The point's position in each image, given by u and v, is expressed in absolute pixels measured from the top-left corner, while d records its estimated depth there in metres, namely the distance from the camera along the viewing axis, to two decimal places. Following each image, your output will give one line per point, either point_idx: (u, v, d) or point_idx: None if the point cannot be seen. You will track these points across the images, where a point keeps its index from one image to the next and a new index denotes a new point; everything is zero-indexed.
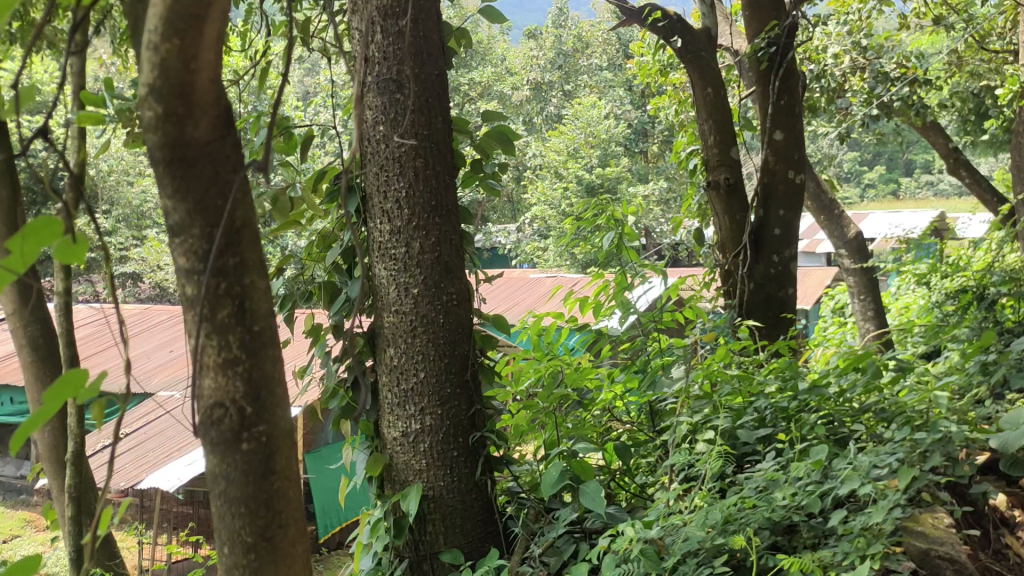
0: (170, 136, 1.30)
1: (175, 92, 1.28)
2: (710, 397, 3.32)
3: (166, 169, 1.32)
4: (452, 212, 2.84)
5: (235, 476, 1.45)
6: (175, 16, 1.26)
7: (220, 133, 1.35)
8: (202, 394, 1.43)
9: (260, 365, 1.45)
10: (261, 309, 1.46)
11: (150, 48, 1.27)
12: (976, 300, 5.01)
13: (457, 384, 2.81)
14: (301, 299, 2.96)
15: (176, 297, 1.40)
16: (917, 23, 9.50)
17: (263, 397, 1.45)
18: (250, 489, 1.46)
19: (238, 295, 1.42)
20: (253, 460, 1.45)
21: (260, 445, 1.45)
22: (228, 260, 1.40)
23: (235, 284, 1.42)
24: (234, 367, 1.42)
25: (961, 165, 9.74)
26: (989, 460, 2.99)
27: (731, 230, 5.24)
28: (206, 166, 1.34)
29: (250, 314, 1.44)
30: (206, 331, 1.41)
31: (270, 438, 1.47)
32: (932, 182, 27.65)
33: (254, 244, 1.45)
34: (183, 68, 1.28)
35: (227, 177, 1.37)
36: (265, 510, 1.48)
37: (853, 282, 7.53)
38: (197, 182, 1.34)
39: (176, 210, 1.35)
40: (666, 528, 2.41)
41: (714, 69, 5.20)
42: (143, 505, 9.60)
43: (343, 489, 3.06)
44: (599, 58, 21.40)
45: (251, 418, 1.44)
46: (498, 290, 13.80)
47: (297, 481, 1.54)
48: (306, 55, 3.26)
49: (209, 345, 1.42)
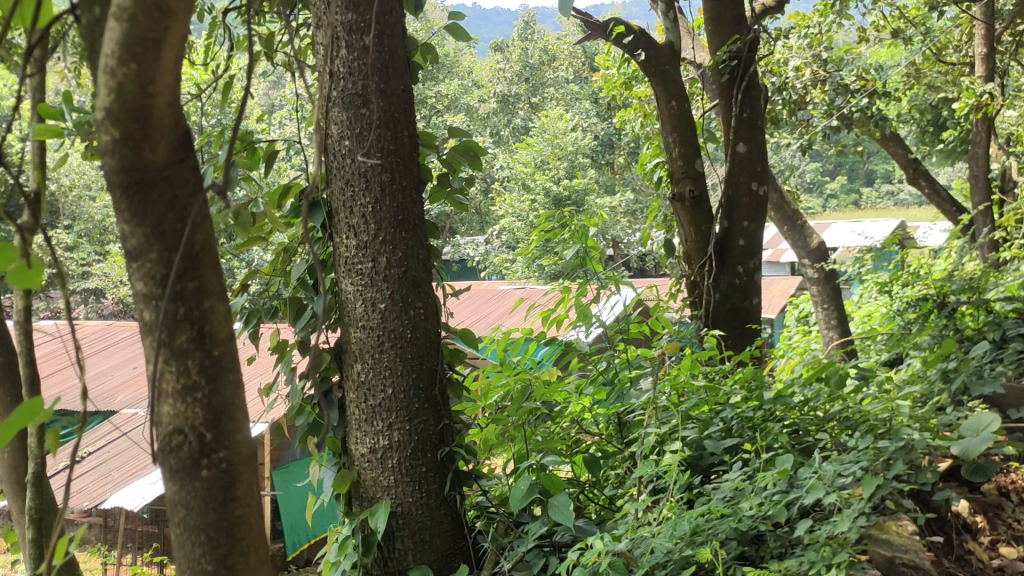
0: (127, 160, 1.28)
1: (132, 115, 1.25)
2: (678, 409, 3.34)
3: (123, 194, 1.30)
4: (419, 227, 2.84)
5: (194, 503, 1.42)
6: (133, 41, 1.22)
7: (178, 156, 1.34)
8: (160, 421, 1.41)
9: (219, 391, 1.43)
10: (221, 333, 1.44)
11: (108, 72, 1.23)
12: (936, 308, 5.10)
13: (425, 400, 2.81)
14: (266, 314, 2.94)
15: (134, 321, 1.39)
16: (876, 37, 9.67)
17: (223, 422, 1.43)
18: (210, 516, 1.43)
19: (197, 319, 1.40)
20: (212, 486, 1.43)
21: (220, 472, 1.43)
22: (187, 284, 1.38)
23: (194, 308, 1.40)
24: (193, 394, 1.40)
25: (920, 175, 9.93)
26: (951, 468, 3.04)
27: (696, 242, 5.30)
28: (164, 190, 1.33)
29: (210, 338, 1.41)
30: (164, 356, 1.39)
31: (230, 464, 1.45)
32: (892, 192, 28.16)
33: (213, 267, 1.43)
34: (140, 92, 1.25)
35: (185, 201, 1.37)
36: (226, 537, 1.45)
37: (816, 291, 7.64)
38: (155, 207, 1.33)
39: (133, 234, 1.33)
40: (634, 540, 2.42)
41: (678, 83, 5.24)
42: (106, 525, 9.44)
43: (310, 507, 3.03)
44: (565, 70, 21.55)
45: (211, 444, 1.41)
46: (467, 302, 13.80)
47: (259, 506, 1.52)
48: (270, 70, 3.24)
49: (167, 371, 1.40)
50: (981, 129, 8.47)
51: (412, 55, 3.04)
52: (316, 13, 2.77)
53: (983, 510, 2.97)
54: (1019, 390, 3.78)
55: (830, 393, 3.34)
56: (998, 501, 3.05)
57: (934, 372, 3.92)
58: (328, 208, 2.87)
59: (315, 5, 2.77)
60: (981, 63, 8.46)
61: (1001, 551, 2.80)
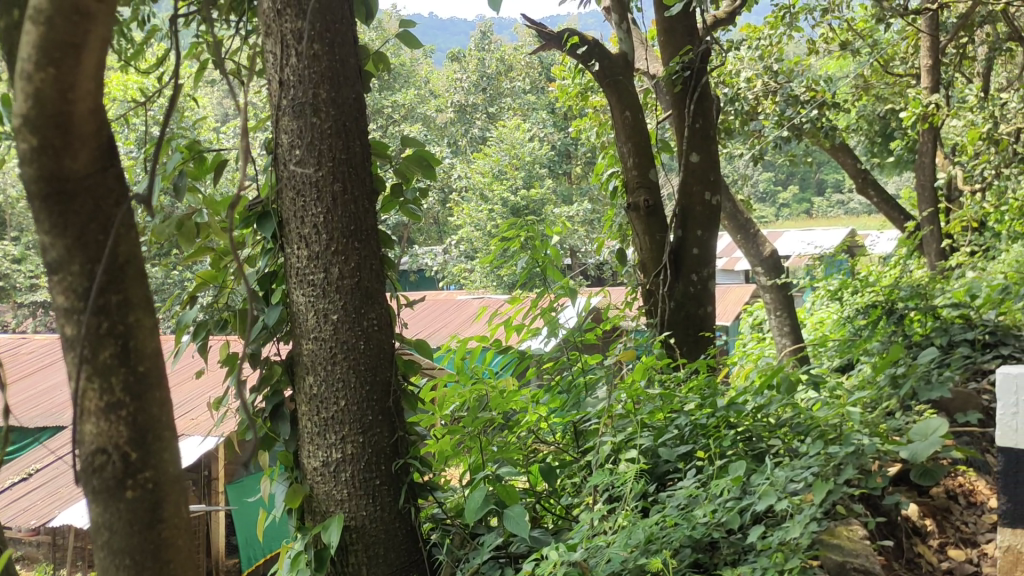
0: (47, 169, 1.38)
1: (51, 125, 1.34)
2: (633, 417, 3.34)
3: (43, 204, 1.42)
4: (372, 236, 2.81)
5: (118, 525, 1.51)
6: (49, 44, 1.29)
7: (100, 167, 1.46)
8: (84, 440, 1.50)
9: (144, 408, 1.53)
10: (146, 349, 1.54)
11: (25, 78, 1.32)
12: (885, 314, 5.16)
13: (379, 412, 2.77)
14: (215, 328, 2.88)
15: (57, 336, 1.50)
16: (825, 48, 9.87)
17: (148, 441, 1.53)
18: (135, 538, 1.51)
19: (121, 334, 1.51)
20: (137, 508, 1.51)
21: (145, 492, 1.52)
22: (110, 297, 1.49)
23: (118, 323, 1.51)
24: (117, 412, 1.50)
25: (870, 184, 10.14)
26: (899, 472, 3.09)
27: (652, 250, 5.33)
28: (87, 200, 1.44)
29: (135, 354, 1.52)
30: (88, 372, 1.49)
31: (156, 484, 1.53)
32: (843, 202, 28.84)
33: (138, 281, 1.54)
34: (58, 98, 1.33)
35: (109, 212, 1.48)
36: (152, 561, 1.53)
37: (769, 299, 7.73)
38: (77, 218, 1.44)
39: (55, 246, 1.46)
40: (589, 550, 2.41)
41: (632, 93, 5.29)
42: (54, 544, 9.19)
43: (261, 523, 2.98)
44: (522, 81, 21.64)
45: (135, 464, 1.51)
46: (424, 312, 13.74)
47: (185, 528, 1.60)
48: (218, 78, 3.21)
49: (91, 389, 1.49)
50: (927, 139, 8.64)
51: (364, 64, 3.02)
52: (266, 20, 2.73)
53: (931, 514, 3.03)
54: (964, 394, 3.88)
55: (783, 401, 3.37)
56: (945, 504, 3.12)
57: (883, 378, 3.99)
58: (278, 218, 2.83)
59: (264, 12, 2.73)
60: (927, 74, 8.69)
61: (949, 553, 2.86)
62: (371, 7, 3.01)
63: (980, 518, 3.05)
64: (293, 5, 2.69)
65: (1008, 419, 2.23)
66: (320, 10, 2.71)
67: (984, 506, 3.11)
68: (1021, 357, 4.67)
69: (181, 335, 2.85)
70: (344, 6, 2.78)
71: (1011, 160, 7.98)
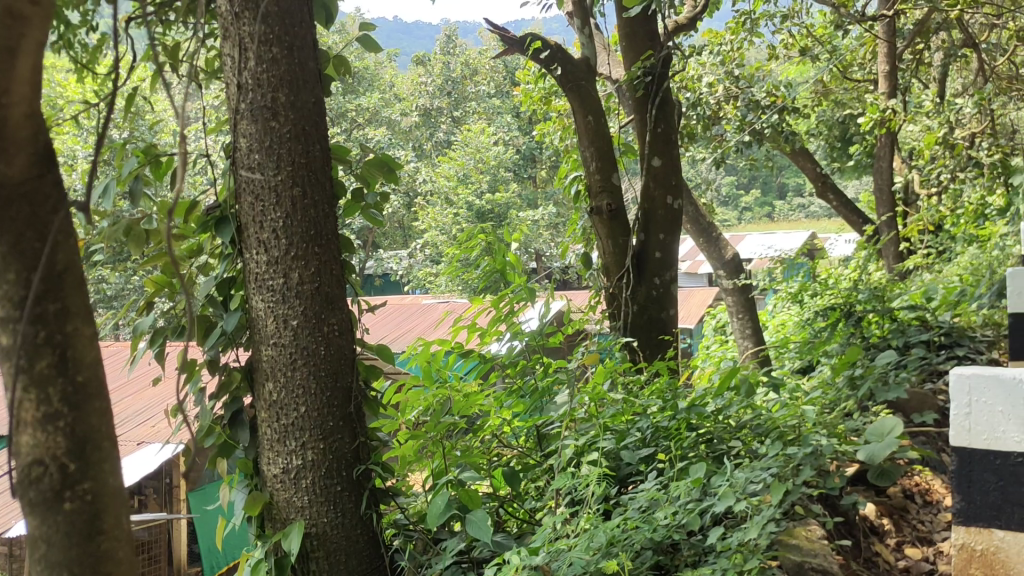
0: None
1: None
2: (595, 420, 3.35)
3: None
4: (332, 241, 2.79)
5: (56, 542, 1.40)
6: None
7: (35, 166, 1.37)
8: (20, 453, 1.40)
9: (85, 419, 1.43)
10: (86, 357, 1.44)
11: None
12: (844, 316, 5.07)
13: (340, 418, 2.75)
14: (171, 334, 2.83)
15: None
16: (785, 54, 10.01)
17: (87, 453, 1.43)
18: (72, 555, 1.40)
19: (60, 341, 1.41)
20: (76, 523, 1.41)
21: (84, 506, 1.41)
22: (48, 303, 1.39)
23: (56, 329, 1.40)
24: (54, 423, 1.40)
25: (829, 188, 10.29)
26: (856, 472, 3.14)
27: (615, 254, 5.35)
28: (19, 199, 1.36)
29: (73, 362, 1.42)
30: (24, 382, 1.39)
31: (96, 498, 1.43)
32: (804, 206, 29.22)
33: (77, 286, 1.44)
34: None
35: (45, 213, 1.39)
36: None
37: (731, 302, 7.85)
38: (9, 216, 1.35)
39: None
40: (551, 554, 2.41)
41: (594, 98, 5.31)
42: (10, 554, 9.01)
43: (220, 531, 2.93)
44: (487, 85, 21.65)
45: (74, 477, 1.40)
46: (389, 316, 13.69)
47: (130, 546, 1.49)
48: (174, 81, 3.16)
49: (27, 400, 1.39)
50: (884, 143, 8.94)
51: (323, 68, 3.00)
52: (223, 23, 2.70)
53: (888, 513, 3.08)
54: (920, 395, 3.95)
55: (742, 403, 3.40)
56: (902, 503, 3.16)
57: (841, 380, 4.05)
58: (236, 223, 2.80)
59: (222, 15, 2.71)
60: (884, 79, 8.82)
61: (906, 552, 2.90)
62: (330, 11, 2.98)
63: (936, 517, 3.10)
64: (251, 9, 2.67)
65: None
66: (278, 13, 2.69)
67: (939, 505, 3.17)
68: (974, 358, 4.77)
69: (138, 342, 2.80)
70: (303, 9, 2.76)
71: (966, 165, 8.37)
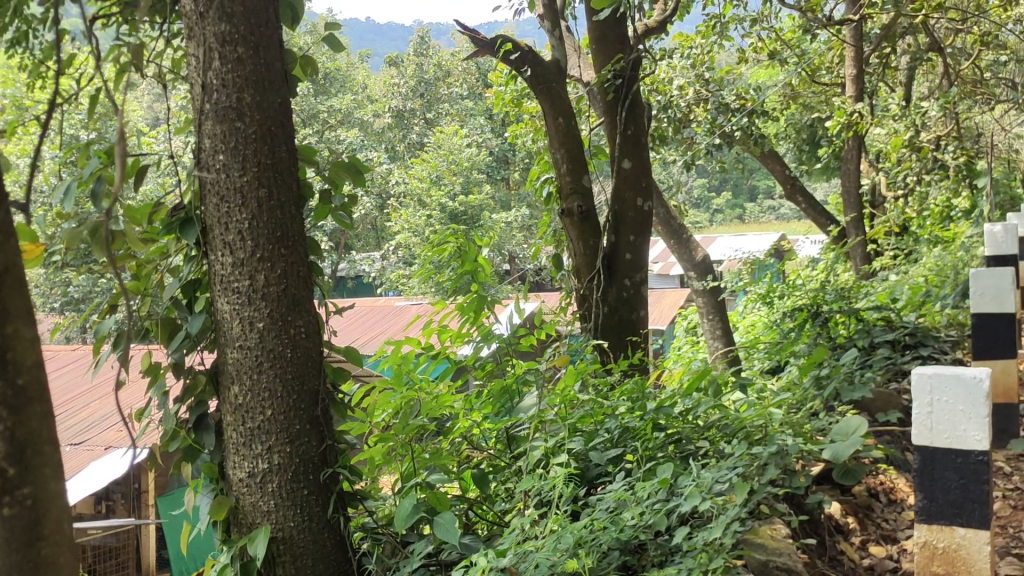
0: None
1: None
2: (564, 421, 3.36)
3: None
4: (299, 243, 2.77)
5: None
6: None
7: None
8: None
9: (25, 420, 1.33)
10: (28, 354, 1.34)
11: None
12: (811, 317, 5.18)
13: (307, 421, 2.74)
14: (135, 337, 2.80)
15: None
16: (754, 57, 10.11)
17: (28, 455, 1.33)
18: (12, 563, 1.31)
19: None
20: (15, 529, 1.31)
21: (24, 510, 1.32)
22: None
23: None
24: None
25: (798, 191, 10.40)
26: (822, 471, 3.17)
27: (585, 256, 5.36)
28: None
29: (13, 360, 1.32)
30: None
31: (37, 501, 1.33)
32: (774, 208, 29.46)
33: (17, 277, 1.33)
34: None
35: None
36: None
37: (701, 303, 7.91)
38: None
39: None
40: (519, 555, 2.42)
41: (565, 100, 5.32)
42: None
43: (185, 537, 2.91)
44: (459, 86, 21.61)
45: (13, 480, 1.31)
46: (361, 318, 13.63)
47: (71, 550, 1.40)
48: (139, 81, 3.13)
49: None
50: (852, 147, 8.90)
51: (291, 68, 2.97)
52: (188, 22, 2.68)
53: (853, 512, 3.12)
54: (885, 395, 3.98)
55: (710, 403, 3.43)
56: (866, 502, 3.20)
57: (809, 380, 4.09)
58: (201, 224, 2.77)
59: (186, 15, 2.68)
60: (852, 83, 8.91)
61: (870, 550, 2.93)
62: (297, 12, 2.96)
63: (900, 515, 3.15)
64: (216, 8, 2.65)
65: (924, 418, 2.30)
66: (244, 13, 2.67)
67: (904, 504, 3.21)
68: (939, 358, 4.83)
69: (101, 345, 2.76)
70: (269, 8, 2.74)
71: (931, 168, 8.84)
